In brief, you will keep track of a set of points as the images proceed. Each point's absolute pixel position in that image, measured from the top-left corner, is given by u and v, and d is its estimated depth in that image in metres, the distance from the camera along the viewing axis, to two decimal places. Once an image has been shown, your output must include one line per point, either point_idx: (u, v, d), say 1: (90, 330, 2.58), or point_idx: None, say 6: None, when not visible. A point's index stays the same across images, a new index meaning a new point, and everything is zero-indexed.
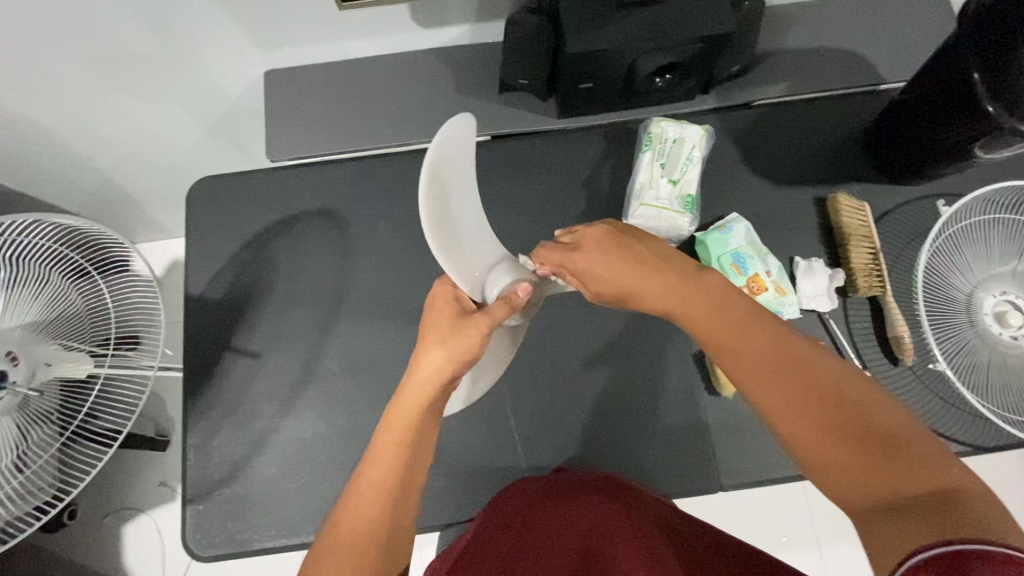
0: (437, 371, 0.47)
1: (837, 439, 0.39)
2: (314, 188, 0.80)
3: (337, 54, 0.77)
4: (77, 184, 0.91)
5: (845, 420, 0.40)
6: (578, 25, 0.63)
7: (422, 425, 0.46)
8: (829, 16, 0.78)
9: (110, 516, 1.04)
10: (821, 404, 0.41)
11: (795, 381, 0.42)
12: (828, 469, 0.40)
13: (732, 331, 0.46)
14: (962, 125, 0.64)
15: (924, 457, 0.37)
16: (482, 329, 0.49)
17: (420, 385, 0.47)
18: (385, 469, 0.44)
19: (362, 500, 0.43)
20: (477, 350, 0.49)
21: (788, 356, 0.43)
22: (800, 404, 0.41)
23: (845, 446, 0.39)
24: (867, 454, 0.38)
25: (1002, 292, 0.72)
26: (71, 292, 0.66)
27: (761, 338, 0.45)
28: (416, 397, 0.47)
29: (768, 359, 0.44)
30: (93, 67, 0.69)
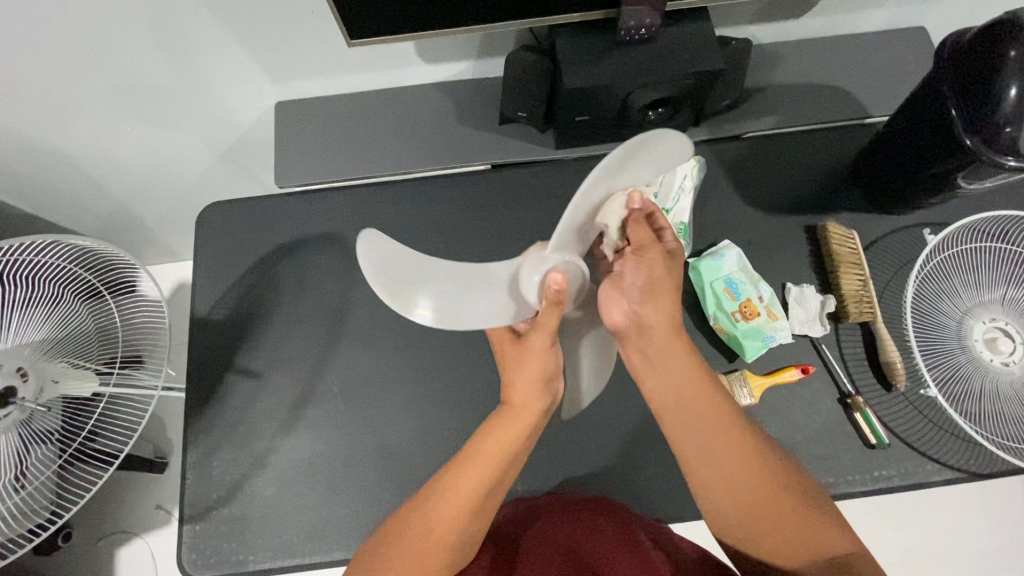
0: (529, 395, 0.54)
1: (749, 483, 0.50)
2: (320, 213, 0.83)
3: (345, 86, 0.81)
4: (91, 207, 0.95)
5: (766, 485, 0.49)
6: (575, 63, 0.67)
7: (519, 444, 0.53)
8: (814, 54, 0.82)
9: (105, 539, 1.03)
10: (749, 469, 0.50)
11: (719, 435, 0.51)
12: (736, 500, 0.50)
13: (677, 385, 0.52)
14: (944, 158, 0.66)
15: (822, 514, 0.49)
16: (546, 342, 0.54)
17: (517, 410, 0.54)
18: (473, 481, 0.50)
19: (447, 507, 0.49)
20: (550, 362, 0.54)
21: (715, 415, 0.51)
22: (728, 462, 0.50)
23: (754, 487, 0.50)
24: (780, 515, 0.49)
25: (992, 319, 0.73)
26: (83, 313, 0.68)
27: (711, 403, 0.52)
28: (518, 415, 0.53)
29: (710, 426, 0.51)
30: (113, 95, 0.73)
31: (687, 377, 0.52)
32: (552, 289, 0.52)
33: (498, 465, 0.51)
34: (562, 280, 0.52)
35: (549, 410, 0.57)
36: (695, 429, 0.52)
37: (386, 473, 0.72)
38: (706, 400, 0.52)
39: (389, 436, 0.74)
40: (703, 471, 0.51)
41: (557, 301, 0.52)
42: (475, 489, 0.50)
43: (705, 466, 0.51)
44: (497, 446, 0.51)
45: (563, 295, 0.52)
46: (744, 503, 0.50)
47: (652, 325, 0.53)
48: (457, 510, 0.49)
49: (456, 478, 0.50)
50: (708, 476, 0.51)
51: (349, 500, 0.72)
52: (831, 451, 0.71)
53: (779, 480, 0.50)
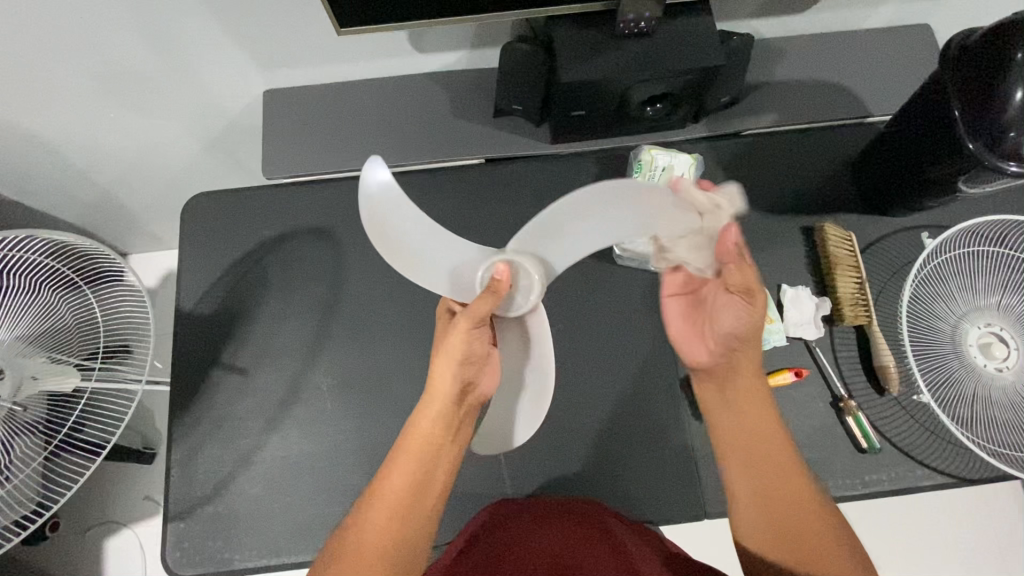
0: (445, 384, 0.56)
1: (797, 507, 0.53)
2: (308, 206, 0.81)
3: (335, 75, 0.78)
4: (75, 196, 0.92)
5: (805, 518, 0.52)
6: (571, 56, 0.65)
7: (437, 437, 0.56)
8: (817, 50, 0.80)
9: (92, 530, 1.03)
10: (790, 496, 0.53)
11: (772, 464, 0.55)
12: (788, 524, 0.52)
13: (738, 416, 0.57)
14: (946, 160, 0.65)
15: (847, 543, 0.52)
16: (464, 327, 0.55)
17: (431, 403, 0.56)
18: (400, 480, 0.53)
19: (377, 509, 0.52)
20: (467, 349, 0.56)
21: (771, 446, 0.55)
22: (777, 487, 0.54)
23: (807, 511, 0.53)
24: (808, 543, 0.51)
25: (987, 324, 0.73)
26: (61, 307, 0.65)
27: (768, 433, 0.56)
28: (431, 411, 0.55)
29: (771, 454, 0.55)
30: (95, 82, 0.71)
31: (752, 410, 0.57)
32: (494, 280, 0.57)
33: (415, 464, 0.54)
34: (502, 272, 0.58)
35: (466, 407, 0.58)
36: (750, 458, 0.55)
37: (375, 472, 0.71)
38: (772, 436, 0.56)
39: (376, 436, 0.73)
40: (743, 486, 0.55)
41: (493, 289, 0.57)
42: (400, 489, 0.53)
43: (748, 483, 0.55)
44: (413, 443, 0.55)
45: (505, 286, 0.57)
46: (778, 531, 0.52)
47: (736, 362, 0.58)
48: (396, 500, 0.53)
49: (393, 476, 0.54)
50: (754, 497, 0.54)
51: (336, 498, 0.71)
52: (821, 455, 0.71)
53: (817, 517, 0.52)
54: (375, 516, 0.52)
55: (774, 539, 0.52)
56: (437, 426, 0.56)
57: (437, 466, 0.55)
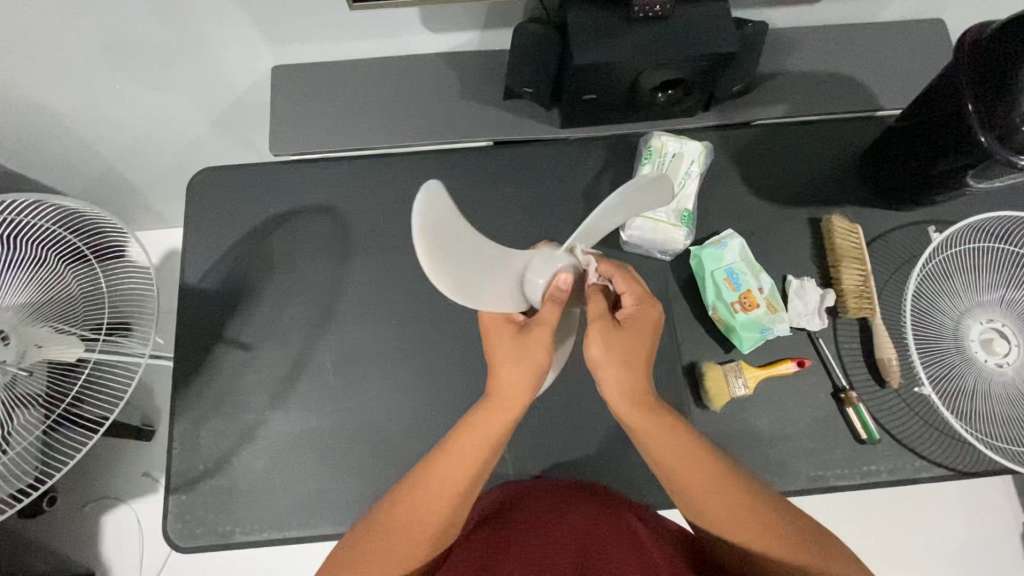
0: (512, 381, 0.54)
1: (736, 503, 0.52)
2: (315, 184, 0.80)
3: (345, 54, 0.78)
4: (79, 169, 0.92)
5: (743, 506, 0.52)
6: (584, 38, 0.64)
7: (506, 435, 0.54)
8: (829, 42, 0.80)
9: (91, 504, 1.03)
10: (719, 490, 0.53)
11: (701, 468, 0.54)
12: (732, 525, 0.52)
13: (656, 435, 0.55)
14: (956, 155, 0.65)
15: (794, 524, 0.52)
16: (545, 338, 0.54)
17: (505, 402, 0.54)
18: (454, 472, 0.52)
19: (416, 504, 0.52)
20: (548, 359, 0.54)
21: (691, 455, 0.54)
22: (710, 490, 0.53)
23: (746, 506, 0.52)
24: (759, 531, 0.51)
25: (989, 319, 0.73)
26: (67, 276, 0.65)
27: (680, 441, 0.55)
28: (505, 410, 0.54)
29: (689, 459, 0.54)
30: (102, 52, 0.70)
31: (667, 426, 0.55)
32: (556, 287, 0.55)
33: (474, 461, 0.53)
34: (568, 279, 0.55)
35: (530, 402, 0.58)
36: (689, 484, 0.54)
37: (376, 451, 0.72)
38: (692, 456, 0.54)
39: (379, 414, 0.73)
40: (688, 503, 0.54)
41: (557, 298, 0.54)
42: (450, 482, 0.52)
43: (692, 499, 0.54)
44: (478, 439, 0.53)
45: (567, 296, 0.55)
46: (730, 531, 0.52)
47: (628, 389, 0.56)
48: (442, 491, 0.52)
49: (437, 466, 0.53)
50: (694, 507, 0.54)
51: (338, 476, 0.71)
52: (821, 445, 0.72)
53: (753, 505, 0.52)
54: (414, 508, 0.52)
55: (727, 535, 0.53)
56: (493, 425, 0.53)
57: (489, 462, 0.54)
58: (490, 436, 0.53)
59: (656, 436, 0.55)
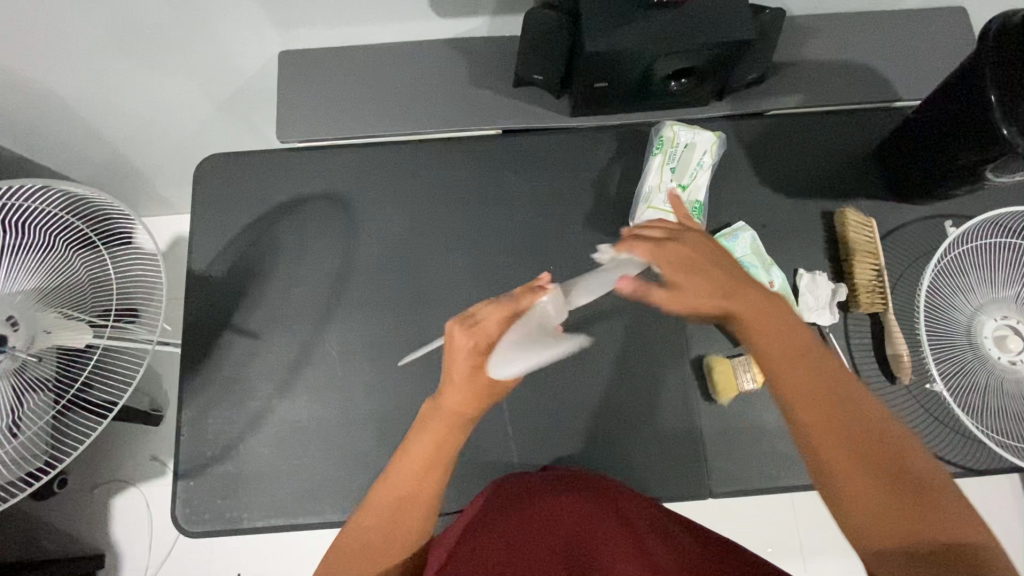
0: (454, 404, 0.50)
1: (867, 463, 0.42)
2: (322, 171, 0.80)
3: (354, 40, 0.77)
4: (87, 153, 0.92)
5: (871, 472, 0.41)
6: (596, 24, 0.62)
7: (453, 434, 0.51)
8: (848, 30, 0.78)
9: (101, 487, 1.04)
10: (844, 449, 0.42)
11: (834, 414, 0.43)
12: (850, 486, 0.42)
13: (791, 358, 0.46)
14: (975, 147, 0.63)
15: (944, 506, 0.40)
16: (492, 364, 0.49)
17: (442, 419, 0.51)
18: (402, 483, 0.51)
19: (374, 512, 0.51)
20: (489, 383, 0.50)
21: (833, 392, 0.44)
22: (846, 436, 0.43)
23: (877, 474, 0.41)
24: (881, 504, 0.41)
25: (1004, 316, 0.72)
26: (74, 261, 0.65)
27: (817, 382, 0.45)
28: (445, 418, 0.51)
29: (828, 404, 0.44)
30: (108, 36, 0.69)
31: (813, 362, 0.46)
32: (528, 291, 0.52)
33: (424, 473, 0.51)
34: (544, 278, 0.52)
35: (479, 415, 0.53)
36: (818, 427, 0.43)
37: (383, 440, 0.72)
38: (830, 395, 0.44)
39: (385, 404, 0.73)
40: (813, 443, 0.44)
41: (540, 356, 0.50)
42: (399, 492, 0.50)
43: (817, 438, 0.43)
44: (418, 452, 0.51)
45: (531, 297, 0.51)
46: (847, 494, 0.42)
47: (754, 317, 0.48)
48: (396, 501, 0.50)
49: (390, 480, 0.51)
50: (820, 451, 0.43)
51: (344, 464, 0.72)
52: None
53: (892, 474, 0.41)
54: (374, 518, 0.50)
55: (849, 494, 0.42)
56: (440, 442, 0.51)
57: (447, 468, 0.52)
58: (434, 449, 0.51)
59: (789, 364, 0.46)
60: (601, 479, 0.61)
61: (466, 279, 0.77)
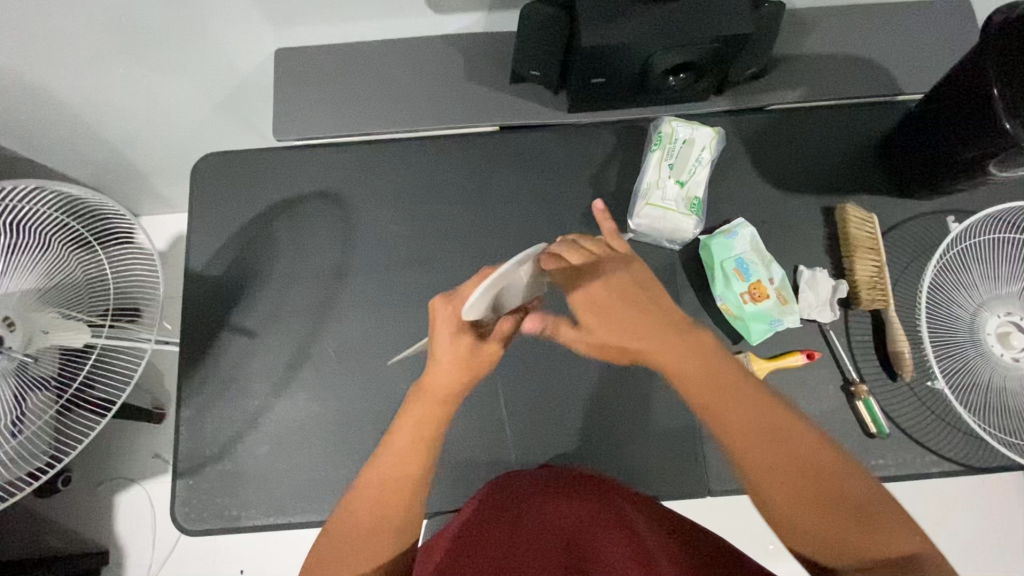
0: (445, 385, 0.53)
1: (806, 490, 0.45)
2: (319, 170, 0.80)
3: (349, 37, 0.76)
4: (86, 153, 0.92)
5: (810, 500, 0.45)
6: (593, 20, 0.62)
7: (437, 417, 0.53)
8: (849, 23, 0.77)
9: (103, 485, 1.05)
10: (786, 477, 0.46)
11: (768, 447, 0.47)
12: (793, 515, 0.45)
13: (720, 398, 0.50)
14: (979, 142, 0.62)
15: (879, 520, 0.44)
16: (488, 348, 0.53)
17: (429, 399, 0.53)
18: (383, 474, 0.51)
19: (356, 506, 0.51)
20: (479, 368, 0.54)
21: (763, 426, 0.48)
22: (780, 467, 0.46)
23: (817, 498, 0.45)
24: (828, 528, 0.44)
25: (1007, 313, 0.71)
26: (71, 261, 0.65)
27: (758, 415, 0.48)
28: (431, 400, 0.53)
29: (767, 436, 0.48)
30: (103, 35, 0.69)
31: (739, 398, 0.49)
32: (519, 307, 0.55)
33: (405, 461, 0.51)
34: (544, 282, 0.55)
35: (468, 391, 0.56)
36: (755, 462, 0.47)
37: (381, 439, 0.72)
38: (760, 429, 0.48)
39: (383, 402, 0.73)
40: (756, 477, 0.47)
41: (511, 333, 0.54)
42: (382, 482, 0.51)
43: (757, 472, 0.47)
44: (400, 440, 0.52)
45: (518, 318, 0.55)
46: (793, 521, 0.45)
47: (682, 359, 0.52)
48: (377, 493, 0.51)
49: (370, 473, 0.52)
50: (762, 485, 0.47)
51: (343, 462, 0.72)
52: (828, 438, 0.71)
53: (829, 497, 0.45)
54: (358, 512, 0.50)
55: (793, 519, 0.45)
56: (419, 428, 0.53)
57: (428, 455, 0.53)
58: (415, 435, 0.52)
59: (720, 404, 0.50)
60: (602, 478, 0.60)
61: (463, 278, 0.76)
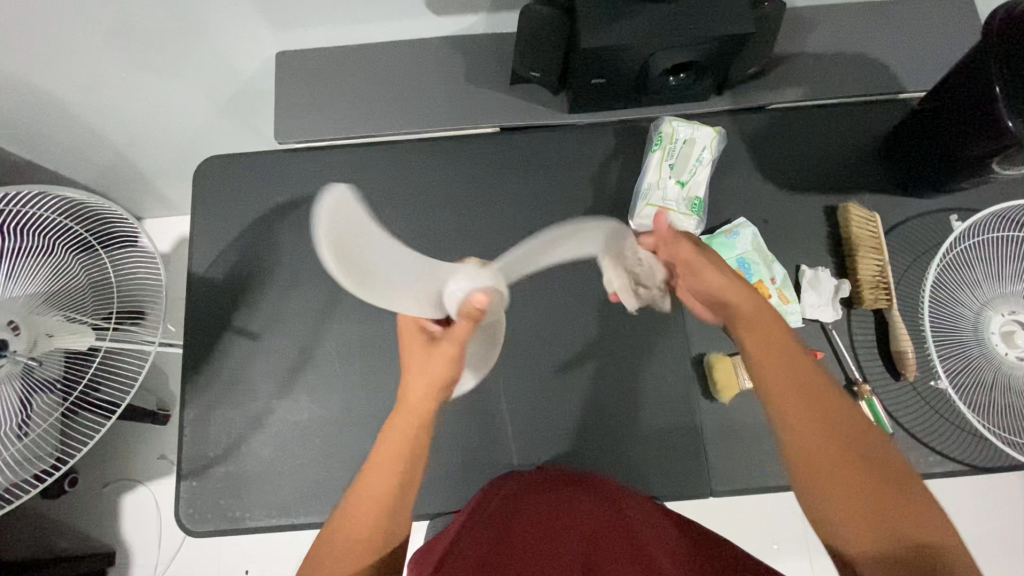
0: (420, 394, 0.54)
1: (843, 458, 0.45)
2: (320, 172, 0.80)
3: (350, 39, 0.76)
4: (89, 156, 0.92)
5: (848, 467, 0.44)
6: (592, 20, 0.62)
7: (420, 429, 0.54)
8: (851, 20, 0.76)
9: (109, 486, 1.06)
10: (831, 448, 0.45)
11: (813, 409, 0.47)
12: (825, 478, 0.45)
13: (774, 357, 0.50)
14: (984, 139, 0.62)
15: (914, 504, 0.42)
16: (450, 350, 0.55)
17: (410, 406, 0.53)
18: (378, 486, 0.50)
19: (349, 521, 0.49)
20: (451, 369, 0.55)
21: (814, 391, 0.48)
22: (820, 430, 0.46)
23: (853, 467, 0.44)
24: (859, 498, 0.43)
25: (1011, 312, 0.70)
26: (74, 265, 0.66)
27: (815, 391, 0.48)
28: (413, 412, 0.53)
29: (813, 400, 0.47)
30: (105, 39, 0.69)
31: (795, 361, 0.50)
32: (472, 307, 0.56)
33: (394, 468, 0.51)
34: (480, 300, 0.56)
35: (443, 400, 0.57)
36: (797, 419, 0.47)
37: None
38: (809, 392, 0.48)
39: (385, 404, 0.73)
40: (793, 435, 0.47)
41: (474, 315, 0.55)
42: (377, 493, 0.49)
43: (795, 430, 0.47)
44: (387, 447, 0.51)
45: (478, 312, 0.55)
46: (820, 482, 0.45)
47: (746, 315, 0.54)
48: (372, 505, 0.49)
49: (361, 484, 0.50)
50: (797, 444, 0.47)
51: (346, 463, 0.72)
52: None
53: (867, 471, 0.44)
54: (351, 527, 0.48)
55: (824, 482, 0.45)
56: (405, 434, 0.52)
57: (415, 462, 0.53)
58: (403, 444, 0.52)
59: (772, 363, 0.50)
60: (600, 480, 0.61)
61: None
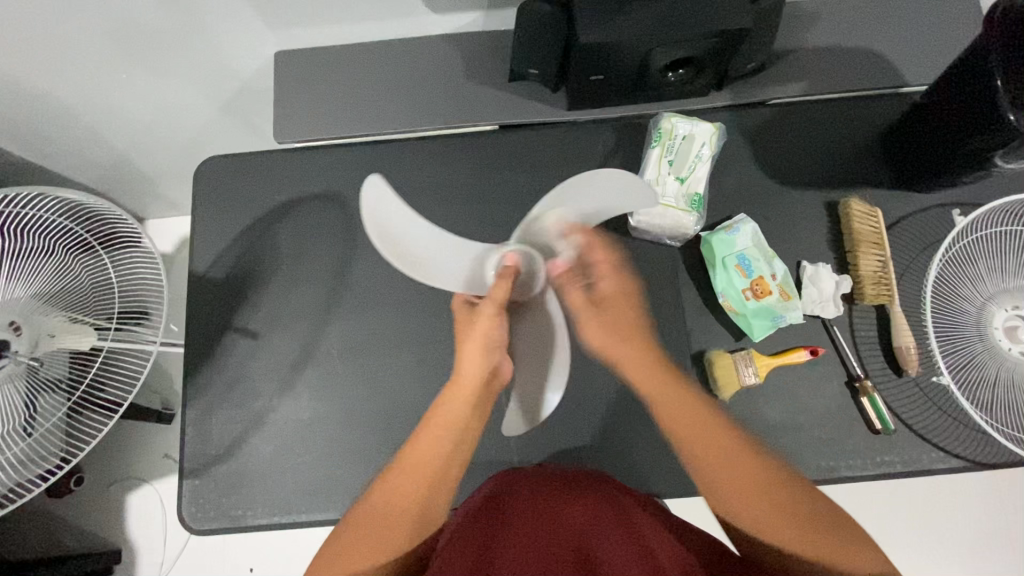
0: (472, 371, 0.55)
1: (751, 489, 0.49)
2: (320, 172, 0.80)
3: (348, 38, 0.76)
4: (92, 158, 0.93)
5: (755, 495, 0.48)
6: (589, 15, 0.61)
7: (472, 413, 0.56)
8: (853, 14, 0.76)
9: (114, 485, 1.07)
10: (736, 480, 0.49)
11: (716, 446, 0.51)
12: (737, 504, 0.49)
13: (674, 402, 0.53)
14: (985, 133, 0.61)
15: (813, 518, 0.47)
16: (489, 315, 0.55)
17: (465, 382, 0.55)
18: (427, 452, 0.53)
19: (397, 482, 0.52)
20: (493, 333, 0.56)
21: (712, 431, 0.51)
22: (726, 465, 0.50)
23: (759, 496, 0.48)
24: (767, 521, 0.48)
25: (1014, 307, 0.70)
26: (74, 265, 0.66)
27: (713, 432, 0.51)
28: (466, 386, 0.55)
29: (715, 439, 0.51)
30: (105, 42, 0.69)
31: (692, 403, 0.53)
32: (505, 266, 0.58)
33: (448, 438, 0.54)
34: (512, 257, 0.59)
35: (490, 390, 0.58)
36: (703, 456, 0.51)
37: (384, 438, 0.72)
38: (710, 431, 0.51)
39: (386, 402, 0.73)
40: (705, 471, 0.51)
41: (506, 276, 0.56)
42: (426, 460, 0.52)
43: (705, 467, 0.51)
44: (447, 416, 0.54)
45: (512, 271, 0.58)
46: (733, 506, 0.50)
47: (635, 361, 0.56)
48: (417, 473, 0.52)
49: (411, 449, 0.53)
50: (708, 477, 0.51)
51: (346, 462, 0.72)
52: (833, 434, 0.70)
53: (777, 494, 0.48)
54: (398, 491, 0.51)
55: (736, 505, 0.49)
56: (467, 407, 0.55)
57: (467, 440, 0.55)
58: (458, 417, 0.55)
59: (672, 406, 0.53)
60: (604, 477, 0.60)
61: None
